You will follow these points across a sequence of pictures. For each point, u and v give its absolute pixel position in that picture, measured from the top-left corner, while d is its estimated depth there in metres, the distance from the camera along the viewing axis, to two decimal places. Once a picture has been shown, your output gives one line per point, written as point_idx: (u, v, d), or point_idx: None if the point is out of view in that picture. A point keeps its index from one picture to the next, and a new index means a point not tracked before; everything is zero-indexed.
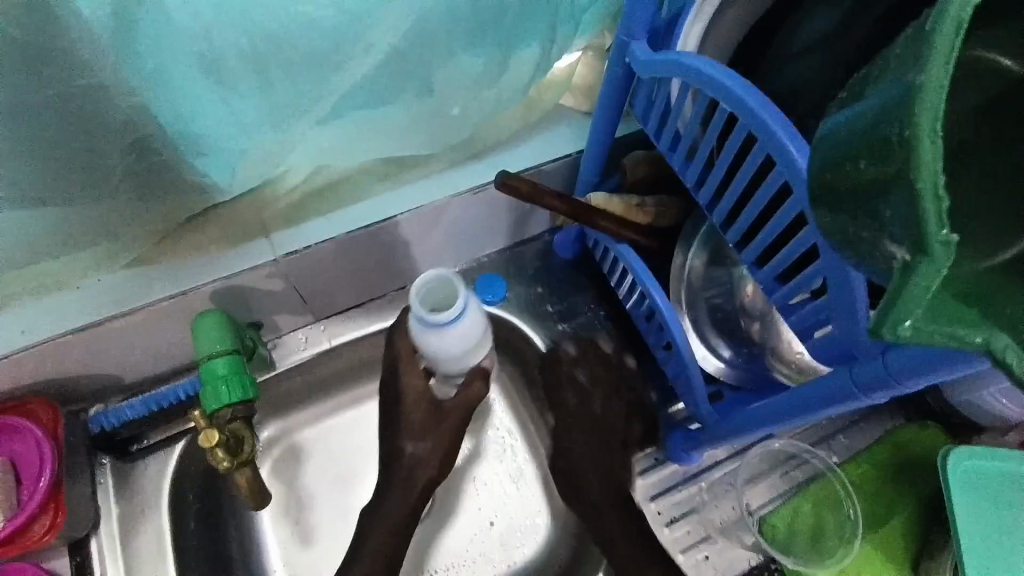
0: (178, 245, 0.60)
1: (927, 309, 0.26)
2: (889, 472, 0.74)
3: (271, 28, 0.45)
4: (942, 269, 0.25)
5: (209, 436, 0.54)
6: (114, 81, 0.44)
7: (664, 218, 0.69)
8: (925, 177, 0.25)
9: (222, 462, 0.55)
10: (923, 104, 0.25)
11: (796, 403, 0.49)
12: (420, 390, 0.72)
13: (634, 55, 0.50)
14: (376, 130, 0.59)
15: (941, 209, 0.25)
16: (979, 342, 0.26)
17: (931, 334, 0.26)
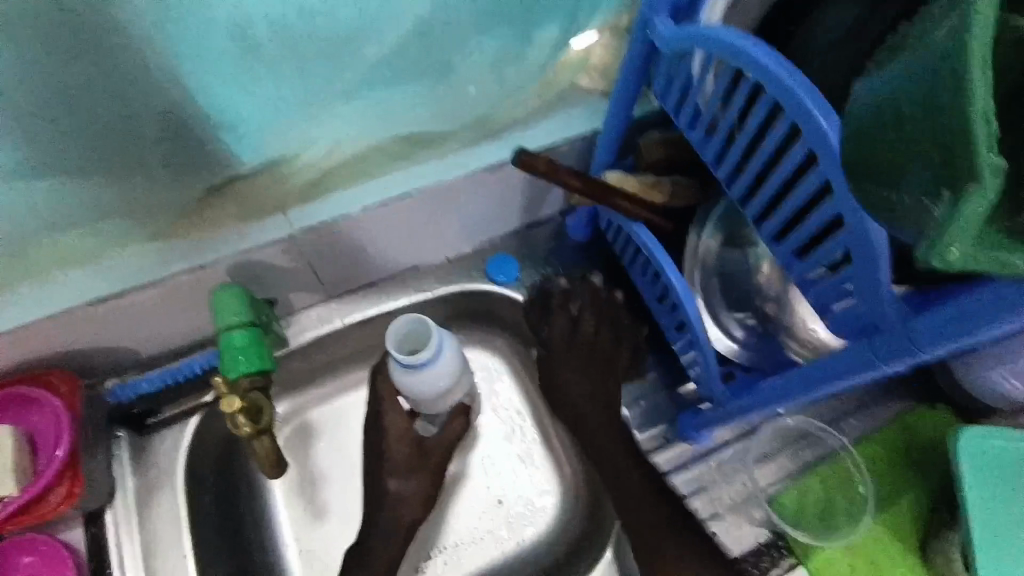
0: (195, 220, 0.60)
1: (975, 235, 0.27)
2: (898, 454, 0.74)
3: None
4: (993, 193, 0.26)
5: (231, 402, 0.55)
6: (148, 45, 0.44)
7: (679, 199, 0.68)
8: (976, 105, 0.26)
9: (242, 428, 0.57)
10: (973, 39, 0.26)
11: (815, 378, 0.48)
12: (403, 430, 0.75)
13: (656, 30, 0.50)
14: (396, 105, 0.59)
15: (990, 134, 0.26)
16: (1020, 265, 0.28)
17: (978, 256, 0.27)
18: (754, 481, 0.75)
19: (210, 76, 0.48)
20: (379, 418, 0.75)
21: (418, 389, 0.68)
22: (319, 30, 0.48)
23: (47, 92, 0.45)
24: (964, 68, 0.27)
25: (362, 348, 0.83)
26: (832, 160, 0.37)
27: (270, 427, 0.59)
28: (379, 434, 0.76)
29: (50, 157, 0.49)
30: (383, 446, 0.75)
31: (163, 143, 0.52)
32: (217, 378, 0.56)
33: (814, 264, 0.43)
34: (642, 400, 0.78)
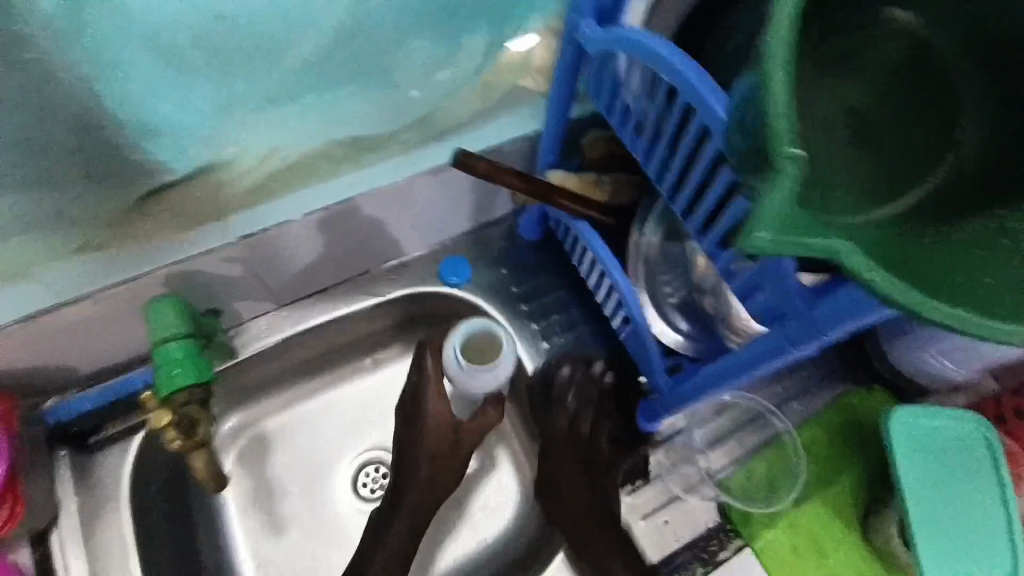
0: (129, 231, 0.59)
1: (781, 222, 0.29)
2: (838, 434, 0.77)
3: (220, 14, 0.51)
4: (789, 180, 0.29)
5: (159, 418, 0.56)
6: None
7: (620, 195, 0.70)
8: (777, 99, 0.29)
9: (175, 442, 0.58)
10: (773, 41, 0.29)
11: (740, 365, 0.50)
12: (442, 413, 0.74)
13: (582, 34, 0.51)
14: (333, 117, 0.62)
15: (789, 127, 0.29)
16: (821, 250, 0.29)
17: (784, 243, 0.28)
18: (707, 465, 0.76)
19: None
20: (418, 404, 0.75)
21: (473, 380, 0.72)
22: (242, 38, 0.54)
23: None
24: (767, 67, 0.29)
25: (317, 355, 0.82)
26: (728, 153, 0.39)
27: (207, 438, 0.60)
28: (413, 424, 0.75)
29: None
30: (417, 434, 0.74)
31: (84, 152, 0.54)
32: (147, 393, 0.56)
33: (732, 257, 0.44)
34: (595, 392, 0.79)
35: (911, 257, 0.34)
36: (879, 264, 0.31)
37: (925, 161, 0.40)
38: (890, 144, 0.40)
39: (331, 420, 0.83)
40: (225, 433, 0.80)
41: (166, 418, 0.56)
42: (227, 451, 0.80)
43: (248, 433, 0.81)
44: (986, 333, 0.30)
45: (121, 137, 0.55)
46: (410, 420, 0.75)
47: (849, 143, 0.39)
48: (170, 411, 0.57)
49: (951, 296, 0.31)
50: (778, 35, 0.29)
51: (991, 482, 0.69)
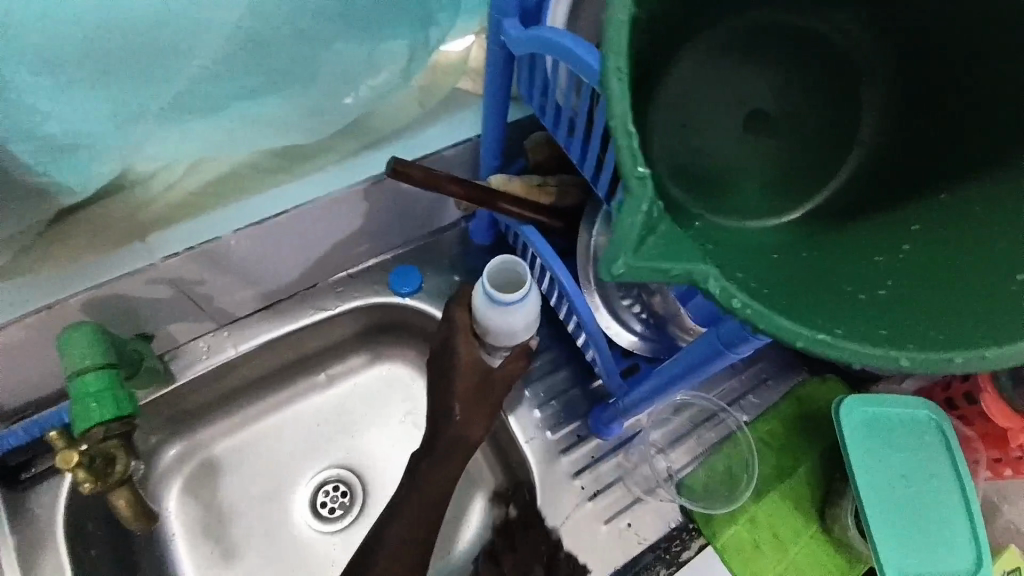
0: (37, 255, 0.55)
1: (637, 248, 0.29)
2: (793, 425, 0.78)
3: (106, 16, 0.42)
4: (641, 202, 0.29)
5: (67, 458, 0.52)
6: None
7: (566, 197, 0.69)
8: (617, 114, 0.29)
9: (85, 483, 0.54)
10: (609, 64, 0.29)
11: (682, 369, 0.51)
12: (472, 359, 0.70)
13: (506, 33, 0.49)
14: (250, 127, 0.56)
15: (631, 148, 0.29)
16: (683, 275, 0.29)
17: (639, 269, 0.28)
18: (668, 465, 0.76)
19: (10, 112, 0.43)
20: (447, 348, 0.71)
21: (497, 323, 0.67)
22: (139, 39, 0.44)
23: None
24: (606, 78, 0.29)
25: (267, 373, 0.79)
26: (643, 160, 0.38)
27: (126, 476, 0.57)
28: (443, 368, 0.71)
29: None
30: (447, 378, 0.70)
31: None
32: (54, 433, 0.54)
33: None
34: (554, 400, 0.78)
35: (788, 281, 0.35)
36: (754, 287, 0.32)
37: (836, 162, 0.43)
38: (802, 144, 0.42)
39: (285, 440, 0.80)
40: (170, 462, 0.76)
41: (74, 458, 0.52)
42: (172, 479, 0.76)
43: (195, 459, 0.77)
44: (861, 361, 0.29)
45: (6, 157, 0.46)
46: (438, 370, 0.71)
47: (747, 150, 0.41)
48: (79, 451, 0.53)
49: (833, 324, 0.31)
50: (614, 43, 0.30)
51: (946, 476, 0.70)
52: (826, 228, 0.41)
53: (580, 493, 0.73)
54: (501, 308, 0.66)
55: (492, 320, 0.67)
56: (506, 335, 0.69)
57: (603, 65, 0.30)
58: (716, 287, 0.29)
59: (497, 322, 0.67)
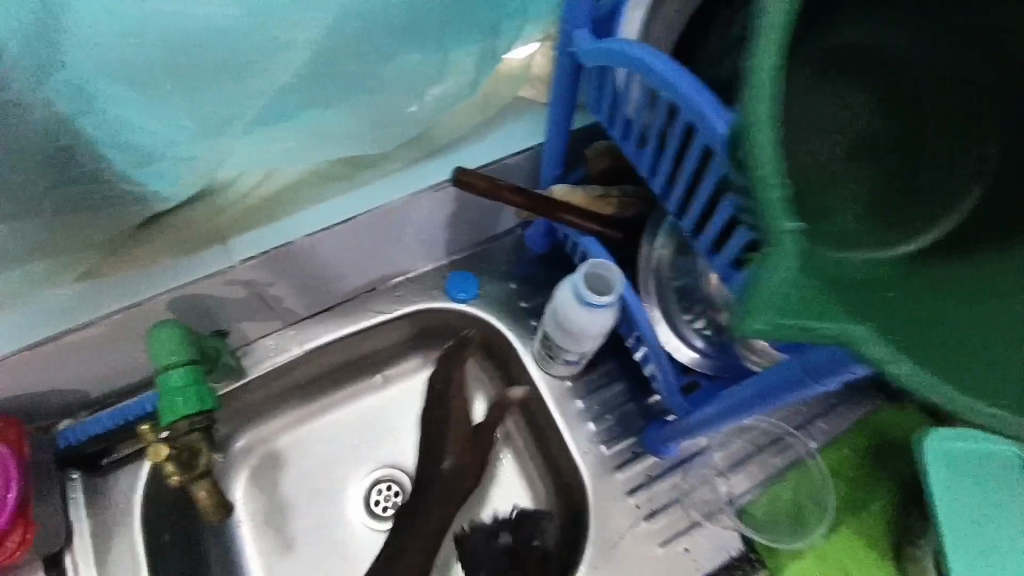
0: (130, 256, 0.59)
1: (782, 304, 0.29)
2: (865, 456, 0.73)
3: (185, 34, 0.44)
4: (787, 255, 0.29)
5: (157, 452, 0.57)
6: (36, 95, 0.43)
7: (629, 208, 0.67)
8: (763, 171, 0.29)
9: (174, 475, 0.59)
10: (757, 111, 0.29)
11: (759, 393, 0.47)
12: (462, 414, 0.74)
13: (577, 45, 0.48)
14: (320, 135, 0.57)
15: (779, 202, 0.29)
16: (831, 332, 0.30)
17: (784, 328, 0.29)
18: (729, 490, 0.72)
19: (103, 124, 0.46)
20: (442, 398, 0.74)
21: (572, 321, 0.62)
22: (220, 56, 0.46)
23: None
24: (750, 129, 0.29)
25: (326, 372, 0.81)
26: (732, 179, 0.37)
27: (209, 468, 0.60)
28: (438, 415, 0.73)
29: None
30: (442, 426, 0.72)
31: (64, 187, 0.50)
32: (145, 427, 0.58)
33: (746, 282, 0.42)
34: (609, 413, 0.76)
35: (912, 320, 0.33)
36: (892, 325, 0.32)
37: (937, 172, 0.42)
38: (898, 165, 0.42)
39: (343, 438, 0.82)
40: (236, 453, 0.79)
41: (163, 452, 0.57)
42: (238, 471, 0.79)
43: (259, 451, 0.80)
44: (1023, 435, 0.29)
45: (99, 164, 0.49)
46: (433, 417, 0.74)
47: (847, 175, 0.41)
48: (167, 445, 0.58)
49: (971, 377, 0.31)
50: (760, 89, 0.29)
51: (1012, 497, 0.65)
52: (944, 253, 0.40)
53: (635, 512, 0.71)
54: (582, 308, 0.60)
55: (568, 317, 0.62)
56: (581, 337, 0.64)
57: (751, 110, 0.29)
58: (869, 346, 0.30)
59: (575, 321, 0.62)
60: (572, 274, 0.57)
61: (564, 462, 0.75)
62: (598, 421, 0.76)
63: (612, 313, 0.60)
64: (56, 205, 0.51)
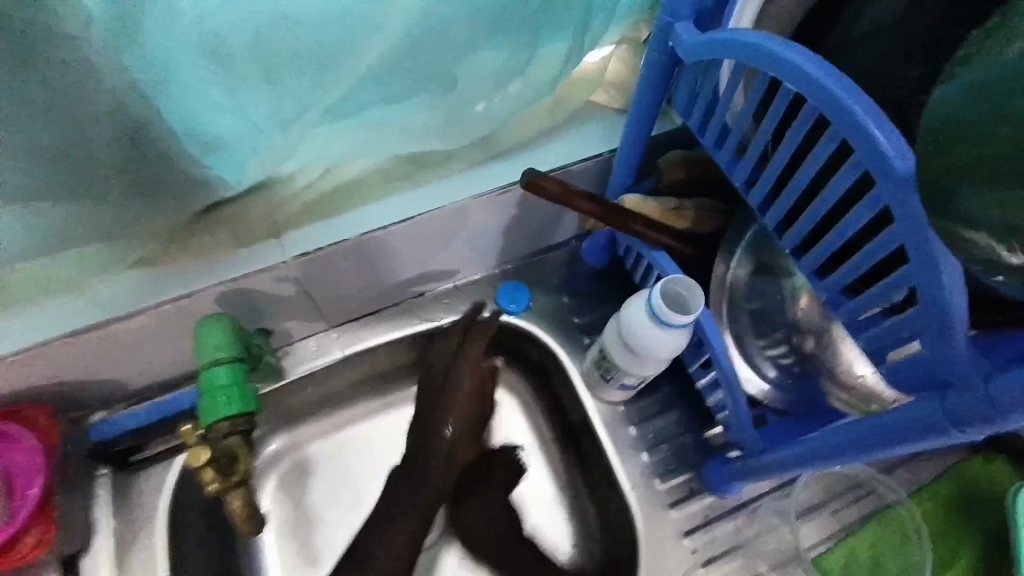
0: (188, 246, 0.56)
1: None
2: (949, 508, 0.68)
3: (285, 12, 0.41)
4: None
5: (196, 454, 0.53)
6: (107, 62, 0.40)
7: (704, 223, 0.62)
8: None
9: (212, 482, 0.55)
10: None
11: (856, 438, 0.42)
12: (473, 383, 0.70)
13: (678, 39, 0.44)
14: (395, 127, 0.54)
15: None
16: None
17: None
18: (798, 539, 0.68)
19: (174, 101, 0.43)
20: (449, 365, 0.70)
21: (641, 341, 0.57)
22: (309, 39, 0.43)
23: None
24: None
25: (363, 381, 0.77)
26: (888, 184, 0.31)
27: (246, 476, 0.57)
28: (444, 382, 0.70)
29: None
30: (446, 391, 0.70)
31: (125, 166, 0.47)
32: (186, 427, 0.55)
33: (864, 304, 0.37)
34: (665, 444, 0.71)
35: None
36: None
37: None
38: None
39: (376, 451, 0.76)
40: (264, 458, 0.74)
41: (204, 455, 0.53)
42: (266, 478, 0.74)
43: (288, 460, 0.75)
44: None
45: (166, 145, 0.47)
46: (437, 385, 0.70)
47: None
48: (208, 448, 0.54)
49: None
50: None
51: None
52: None
53: (692, 558, 0.67)
54: (657, 327, 0.55)
55: (637, 336, 0.57)
56: (648, 359, 0.59)
57: None
58: None
59: (645, 342, 0.57)
60: (653, 289, 0.53)
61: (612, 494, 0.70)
62: (652, 452, 0.71)
63: (686, 333, 0.56)
64: (114, 186, 0.48)
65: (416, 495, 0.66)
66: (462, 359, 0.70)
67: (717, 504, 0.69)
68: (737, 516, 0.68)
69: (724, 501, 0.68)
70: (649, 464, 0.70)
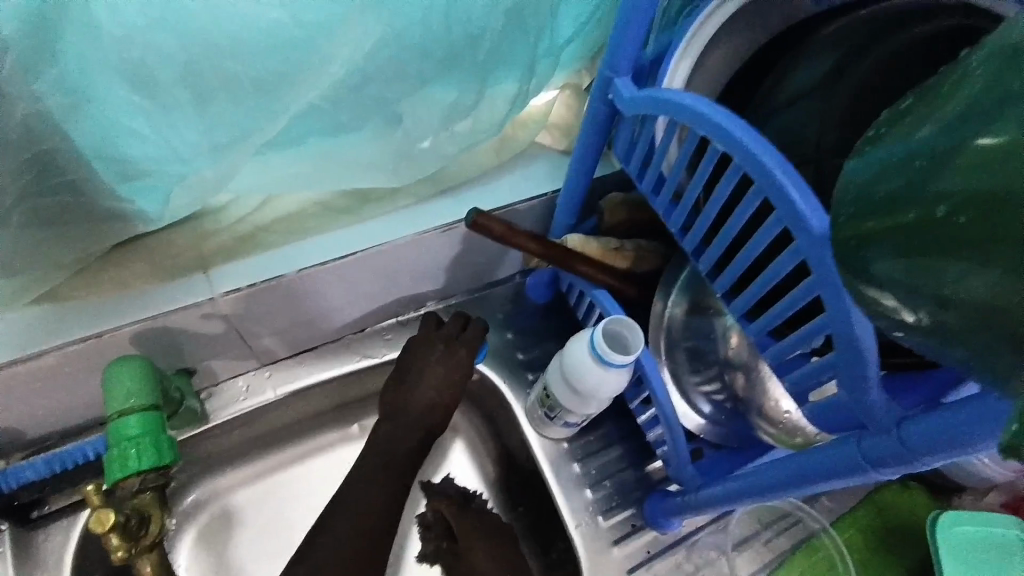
0: (104, 280, 0.52)
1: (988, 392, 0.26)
2: (875, 537, 0.71)
3: (222, 43, 0.40)
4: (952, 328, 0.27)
5: (102, 518, 0.48)
6: (18, 88, 0.38)
7: (643, 263, 0.64)
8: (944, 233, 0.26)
9: (117, 549, 0.50)
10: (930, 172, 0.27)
11: (786, 475, 0.43)
12: (434, 399, 0.67)
13: (617, 92, 0.47)
14: (337, 160, 0.53)
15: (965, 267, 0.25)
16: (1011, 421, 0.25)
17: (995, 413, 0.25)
18: (733, 571, 0.69)
19: (93, 127, 0.41)
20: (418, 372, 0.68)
21: (581, 376, 0.58)
22: (249, 72, 0.42)
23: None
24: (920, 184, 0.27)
25: (298, 421, 0.73)
26: (807, 240, 0.33)
27: (158, 537, 0.53)
28: (407, 388, 0.68)
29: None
30: (407, 396, 0.67)
31: (34, 195, 0.44)
32: (93, 486, 0.49)
33: (788, 348, 0.39)
34: (607, 479, 0.71)
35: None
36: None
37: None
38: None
39: (309, 495, 0.72)
40: (183, 507, 0.69)
41: (110, 519, 0.48)
42: (184, 530, 0.68)
43: (212, 509, 0.70)
44: None
45: (83, 174, 0.44)
46: (401, 391, 0.67)
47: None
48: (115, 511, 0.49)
49: None
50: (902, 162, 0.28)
51: None
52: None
53: None
54: (597, 365, 0.56)
55: (578, 370, 0.58)
56: (587, 397, 0.59)
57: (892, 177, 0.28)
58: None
59: (585, 379, 0.58)
60: (596, 326, 0.54)
61: (555, 533, 0.70)
62: (594, 489, 0.71)
63: (627, 372, 0.56)
64: (23, 215, 0.44)
65: (363, 499, 0.62)
66: (431, 368, 0.67)
67: (658, 538, 0.69)
68: (676, 549, 0.69)
69: (664, 535, 0.69)
70: (592, 503, 0.70)
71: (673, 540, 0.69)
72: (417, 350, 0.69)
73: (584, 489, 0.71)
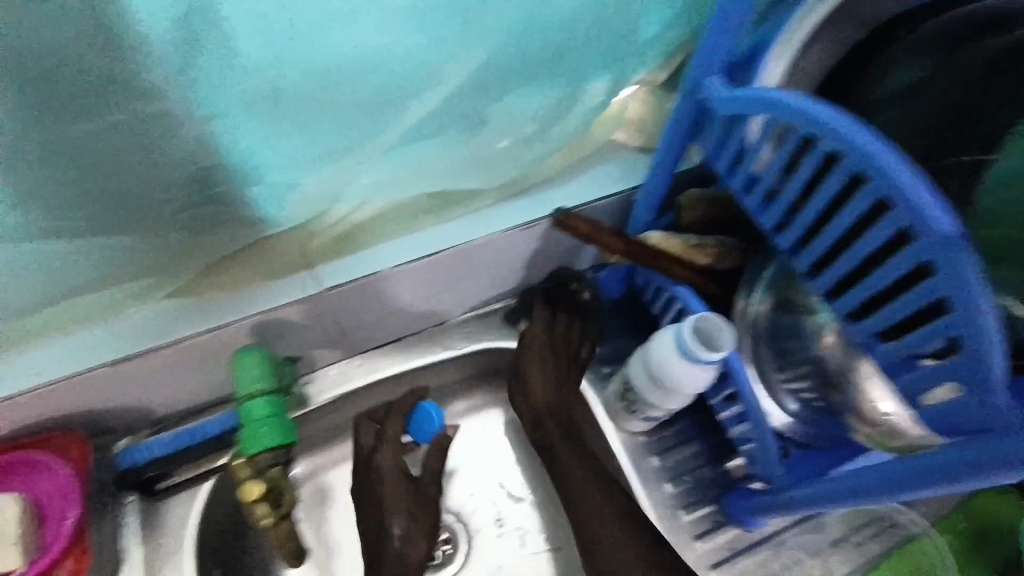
0: (226, 279, 0.57)
1: None
2: (978, 542, 0.68)
3: (341, 66, 0.43)
4: None
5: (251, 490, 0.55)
6: (168, 110, 0.42)
7: (725, 260, 0.64)
8: None
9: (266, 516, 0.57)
10: None
11: (887, 481, 0.42)
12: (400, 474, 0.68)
13: (710, 90, 0.46)
14: (431, 168, 0.56)
15: None
16: None
17: None
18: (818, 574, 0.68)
19: (225, 142, 0.45)
20: (370, 465, 0.69)
21: (662, 370, 0.58)
22: (364, 87, 0.45)
23: (24, 154, 0.41)
24: None
25: None
26: (929, 242, 0.33)
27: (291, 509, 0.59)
28: (369, 483, 0.68)
29: (37, 205, 0.44)
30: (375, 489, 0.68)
31: (172, 202, 0.48)
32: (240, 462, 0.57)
33: (901, 349, 0.38)
34: (686, 475, 0.71)
35: None
36: None
37: None
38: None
39: None
40: None
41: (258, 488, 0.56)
42: None
43: (309, 488, 0.75)
44: None
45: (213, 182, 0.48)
46: (367, 490, 0.68)
47: None
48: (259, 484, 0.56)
49: None
50: None
51: None
52: None
53: None
54: (681, 360, 0.56)
55: (658, 366, 0.59)
56: (670, 391, 0.60)
57: None
58: None
59: (665, 374, 0.58)
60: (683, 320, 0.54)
61: None
62: (674, 484, 0.71)
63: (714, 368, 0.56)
64: (158, 220, 0.49)
65: None
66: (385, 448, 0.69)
67: (740, 536, 0.69)
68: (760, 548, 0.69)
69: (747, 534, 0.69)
70: (673, 498, 0.70)
71: (756, 538, 0.69)
72: (370, 439, 0.70)
73: (663, 483, 0.71)
